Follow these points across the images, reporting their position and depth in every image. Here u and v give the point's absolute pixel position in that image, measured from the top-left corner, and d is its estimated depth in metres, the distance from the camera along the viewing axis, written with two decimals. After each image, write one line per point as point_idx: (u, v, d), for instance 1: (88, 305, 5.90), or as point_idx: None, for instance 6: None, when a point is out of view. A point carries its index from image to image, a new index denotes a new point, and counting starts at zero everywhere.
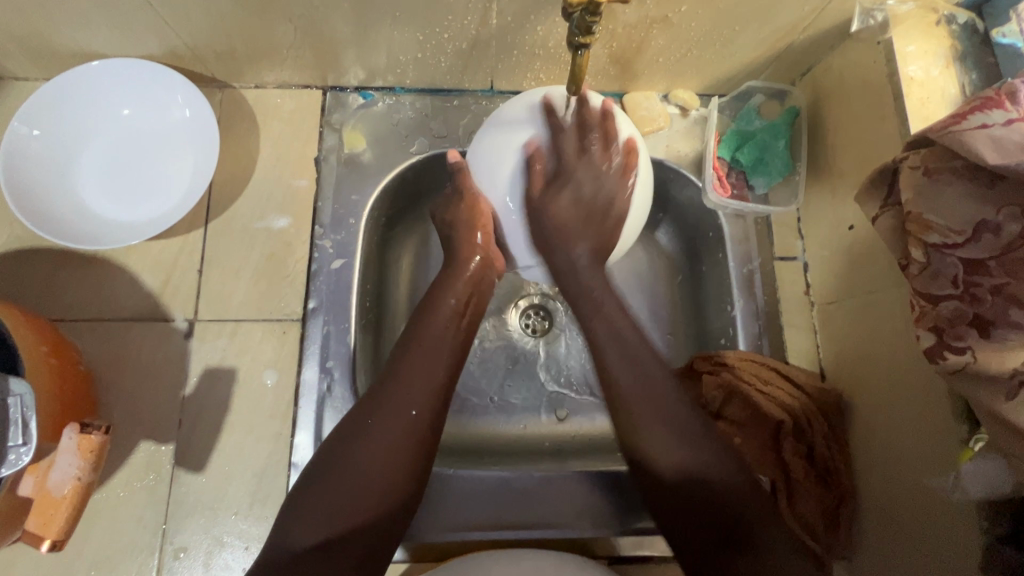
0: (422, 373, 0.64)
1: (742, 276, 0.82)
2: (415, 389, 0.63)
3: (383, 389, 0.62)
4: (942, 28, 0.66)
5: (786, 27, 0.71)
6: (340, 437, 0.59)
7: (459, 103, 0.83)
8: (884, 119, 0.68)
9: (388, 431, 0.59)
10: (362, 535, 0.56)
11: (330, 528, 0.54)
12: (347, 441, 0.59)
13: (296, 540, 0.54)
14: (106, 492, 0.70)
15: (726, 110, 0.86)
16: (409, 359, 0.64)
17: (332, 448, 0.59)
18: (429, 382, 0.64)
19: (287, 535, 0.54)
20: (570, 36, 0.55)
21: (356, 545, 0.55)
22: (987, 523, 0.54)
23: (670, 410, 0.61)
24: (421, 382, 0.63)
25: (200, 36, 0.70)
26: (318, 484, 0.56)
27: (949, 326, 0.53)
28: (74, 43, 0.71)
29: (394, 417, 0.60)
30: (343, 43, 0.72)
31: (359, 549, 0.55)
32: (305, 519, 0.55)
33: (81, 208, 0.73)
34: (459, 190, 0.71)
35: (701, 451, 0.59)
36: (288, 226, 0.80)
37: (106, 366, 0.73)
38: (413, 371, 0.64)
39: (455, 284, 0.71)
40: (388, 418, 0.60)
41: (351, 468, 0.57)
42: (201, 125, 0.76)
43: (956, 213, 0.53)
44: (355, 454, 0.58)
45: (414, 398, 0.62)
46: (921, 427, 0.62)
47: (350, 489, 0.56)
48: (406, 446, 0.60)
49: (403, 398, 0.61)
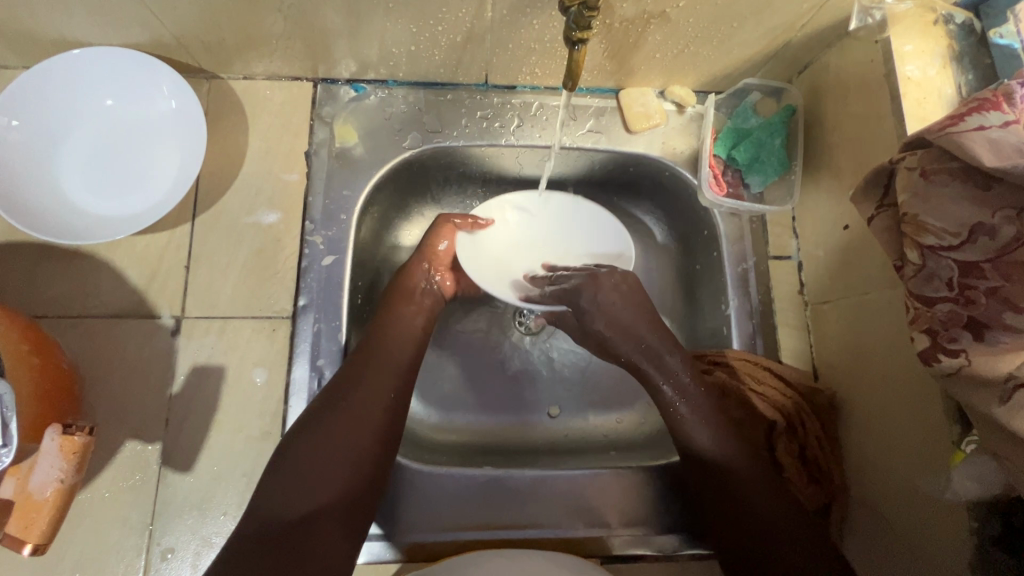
0: (393, 364, 0.69)
1: (737, 276, 0.82)
2: (385, 380, 0.67)
3: (359, 378, 0.66)
4: (940, 28, 0.66)
5: (785, 24, 0.71)
6: (311, 423, 0.62)
7: (453, 97, 0.82)
8: (881, 119, 0.68)
9: (365, 417, 0.63)
10: (337, 510, 0.59)
11: (314, 503, 0.58)
12: (325, 426, 0.62)
13: (277, 512, 0.57)
14: (90, 493, 0.68)
15: (722, 107, 0.86)
16: (380, 347, 0.69)
17: (306, 427, 0.62)
18: (400, 370, 0.69)
19: (265, 509, 0.58)
20: (567, 33, 0.56)
21: (332, 521, 0.58)
22: (978, 523, 0.55)
23: (713, 419, 0.71)
24: (389, 372, 0.68)
25: (186, 25, 0.68)
26: (297, 463, 0.60)
27: (943, 329, 0.53)
28: (54, 31, 0.68)
29: (370, 403, 0.65)
30: (334, 35, 0.70)
31: (338, 523, 0.59)
32: (291, 494, 0.58)
33: (64, 200, 0.71)
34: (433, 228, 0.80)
35: (746, 483, 0.66)
36: (277, 222, 0.78)
37: (90, 363, 0.72)
38: (385, 360, 0.68)
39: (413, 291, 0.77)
40: (363, 406, 0.64)
41: (334, 448, 0.61)
42: (188, 116, 0.74)
43: (951, 215, 0.52)
44: (337, 438, 0.61)
45: (386, 387, 0.66)
46: (906, 422, 0.63)
47: (330, 467, 0.60)
48: (378, 431, 0.64)
49: (376, 386, 0.66)
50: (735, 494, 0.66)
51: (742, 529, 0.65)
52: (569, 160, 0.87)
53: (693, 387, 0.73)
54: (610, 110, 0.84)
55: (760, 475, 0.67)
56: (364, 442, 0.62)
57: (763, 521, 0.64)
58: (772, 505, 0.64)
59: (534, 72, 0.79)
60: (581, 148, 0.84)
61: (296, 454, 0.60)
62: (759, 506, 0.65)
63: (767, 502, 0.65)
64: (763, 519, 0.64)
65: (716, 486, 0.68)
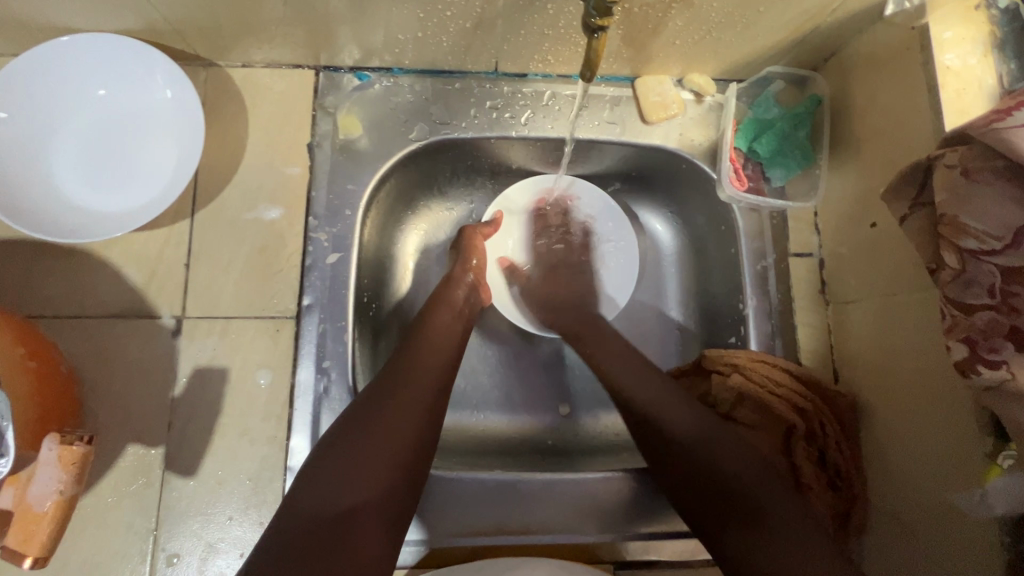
0: (433, 363, 0.67)
1: (756, 274, 0.79)
2: (429, 378, 0.65)
3: (398, 380, 0.64)
4: (982, 13, 0.61)
5: (815, 10, 0.66)
6: (351, 421, 0.60)
7: (462, 85, 0.78)
8: (916, 111, 0.64)
9: (409, 411, 0.61)
10: (375, 511, 0.56)
11: (356, 495, 0.55)
12: (365, 424, 0.59)
13: (315, 505, 0.54)
14: (93, 497, 0.67)
15: (743, 96, 0.82)
16: (423, 349, 0.68)
17: (347, 428, 0.60)
18: (440, 370, 0.67)
19: (306, 500, 0.55)
20: (586, 19, 0.53)
21: (369, 521, 0.55)
22: (1010, 539, 0.53)
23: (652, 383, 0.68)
24: (431, 370, 0.66)
25: (181, 11, 0.64)
26: (340, 454, 0.57)
27: (982, 338, 0.50)
28: (42, 17, 0.64)
29: (415, 399, 0.63)
30: (337, 20, 0.66)
31: (377, 524, 0.55)
32: (332, 486, 0.55)
33: (59, 197, 0.68)
34: (463, 244, 0.81)
35: (719, 444, 0.62)
36: (280, 218, 0.75)
37: (90, 365, 0.70)
38: (424, 362, 0.66)
39: (452, 291, 0.75)
40: (409, 400, 0.62)
41: (381, 442, 0.58)
42: (185, 107, 0.71)
43: (995, 217, 0.49)
44: (382, 432, 0.59)
45: (426, 385, 0.64)
46: (938, 422, 0.60)
47: (374, 460, 0.57)
48: (420, 429, 0.61)
49: (420, 384, 0.64)
50: (702, 458, 0.61)
51: (720, 492, 0.58)
52: (582, 151, 0.84)
53: (639, 369, 0.70)
54: (625, 99, 0.80)
55: (715, 432, 0.63)
56: (403, 442, 0.60)
57: (740, 480, 0.58)
58: (742, 466, 0.59)
59: (546, 60, 0.75)
60: (594, 139, 0.80)
61: (336, 451, 0.58)
62: (730, 467, 0.59)
63: (746, 460, 0.60)
64: (736, 480, 0.58)
65: (681, 449, 0.62)
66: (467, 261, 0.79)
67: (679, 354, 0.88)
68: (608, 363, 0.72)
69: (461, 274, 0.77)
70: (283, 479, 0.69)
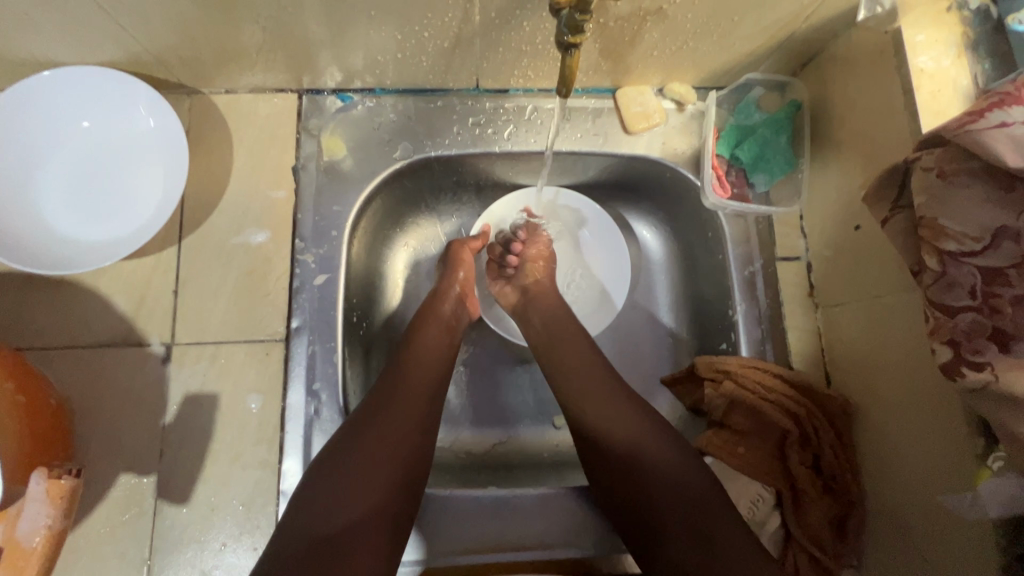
0: (423, 379, 0.67)
1: (744, 279, 0.79)
2: (419, 393, 0.65)
3: (392, 398, 0.63)
4: (953, 14, 0.62)
5: (789, 17, 0.67)
6: (341, 443, 0.60)
7: (444, 103, 0.79)
8: (893, 113, 0.64)
9: (396, 428, 0.61)
10: (369, 531, 0.55)
11: (344, 517, 0.55)
12: (355, 443, 0.59)
13: (308, 529, 0.54)
14: (86, 529, 0.67)
15: (724, 103, 0.82)
16: (414, 365, 0.68)
17: (337, 449, 0.59)
18: (428, 388, 0.67)
19: (299, 526, 0.54)
20: (558, 37, 0.53)
21: (361, 541, 0.54)
22: (1006, 540, 0.52)
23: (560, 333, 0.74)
24: (422, 386, 0.66)
25: (163, 41, 0.65)
26: (333, 476, 0.57)
27: (966, 340, 0.50)
28: (25, 53, 0.65)
29: (402, 417, 0.62)
30: (317, 44, 0.67)
31: (368, 543, 0.55)
32: (323, 509, 0.55)
33: (47, 229, 0.69)
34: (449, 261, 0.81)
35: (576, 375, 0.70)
36: (267, 241, 0.75)
37: (80, 396, 0.70)
38: (415, 380, 0.66)
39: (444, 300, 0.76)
40: (400, 419, 0.62)
41: (373, 460, 0.58)
42: (169, 134, 0.71)
43: (972, 219, 0.49)
44: (374, 451, 0.59)
45: (417, 402, 0.64)
46: (927, 418, 0.60)
47: (361, 478, 0.57)
48: (412, 447, 0.61)
49: (411, 401, 0.64)
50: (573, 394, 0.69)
51: (651, 494, 0.61)
52: (567, 163, 0.84)
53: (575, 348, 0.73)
54: (607, 111, 0.81)
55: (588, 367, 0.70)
56: (394, 459, 0.59)
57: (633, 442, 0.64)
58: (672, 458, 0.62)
59: (526, 75, 0.76)
60: (578, 151, 0.81)
61: (328, 474, 0.57)
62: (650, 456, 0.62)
63: (692, 477, 0.61)
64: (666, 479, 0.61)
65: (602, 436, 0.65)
66: (455, 274, 0.79)
67: (670, 361, 0.88)
68: (568, 367, 0.71)
69: (448, 288, 0.77)
70: (276, 503, 0.69)
